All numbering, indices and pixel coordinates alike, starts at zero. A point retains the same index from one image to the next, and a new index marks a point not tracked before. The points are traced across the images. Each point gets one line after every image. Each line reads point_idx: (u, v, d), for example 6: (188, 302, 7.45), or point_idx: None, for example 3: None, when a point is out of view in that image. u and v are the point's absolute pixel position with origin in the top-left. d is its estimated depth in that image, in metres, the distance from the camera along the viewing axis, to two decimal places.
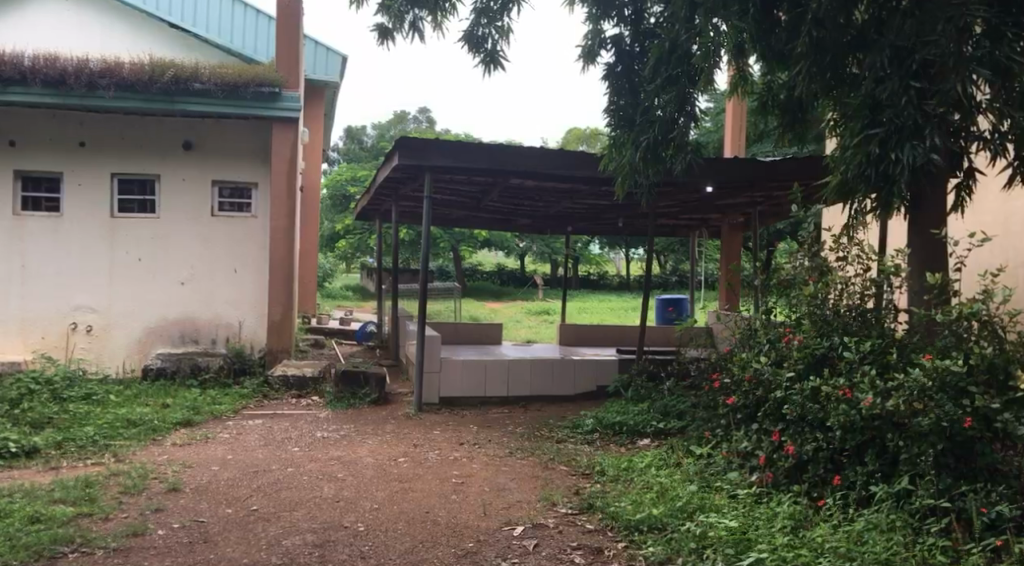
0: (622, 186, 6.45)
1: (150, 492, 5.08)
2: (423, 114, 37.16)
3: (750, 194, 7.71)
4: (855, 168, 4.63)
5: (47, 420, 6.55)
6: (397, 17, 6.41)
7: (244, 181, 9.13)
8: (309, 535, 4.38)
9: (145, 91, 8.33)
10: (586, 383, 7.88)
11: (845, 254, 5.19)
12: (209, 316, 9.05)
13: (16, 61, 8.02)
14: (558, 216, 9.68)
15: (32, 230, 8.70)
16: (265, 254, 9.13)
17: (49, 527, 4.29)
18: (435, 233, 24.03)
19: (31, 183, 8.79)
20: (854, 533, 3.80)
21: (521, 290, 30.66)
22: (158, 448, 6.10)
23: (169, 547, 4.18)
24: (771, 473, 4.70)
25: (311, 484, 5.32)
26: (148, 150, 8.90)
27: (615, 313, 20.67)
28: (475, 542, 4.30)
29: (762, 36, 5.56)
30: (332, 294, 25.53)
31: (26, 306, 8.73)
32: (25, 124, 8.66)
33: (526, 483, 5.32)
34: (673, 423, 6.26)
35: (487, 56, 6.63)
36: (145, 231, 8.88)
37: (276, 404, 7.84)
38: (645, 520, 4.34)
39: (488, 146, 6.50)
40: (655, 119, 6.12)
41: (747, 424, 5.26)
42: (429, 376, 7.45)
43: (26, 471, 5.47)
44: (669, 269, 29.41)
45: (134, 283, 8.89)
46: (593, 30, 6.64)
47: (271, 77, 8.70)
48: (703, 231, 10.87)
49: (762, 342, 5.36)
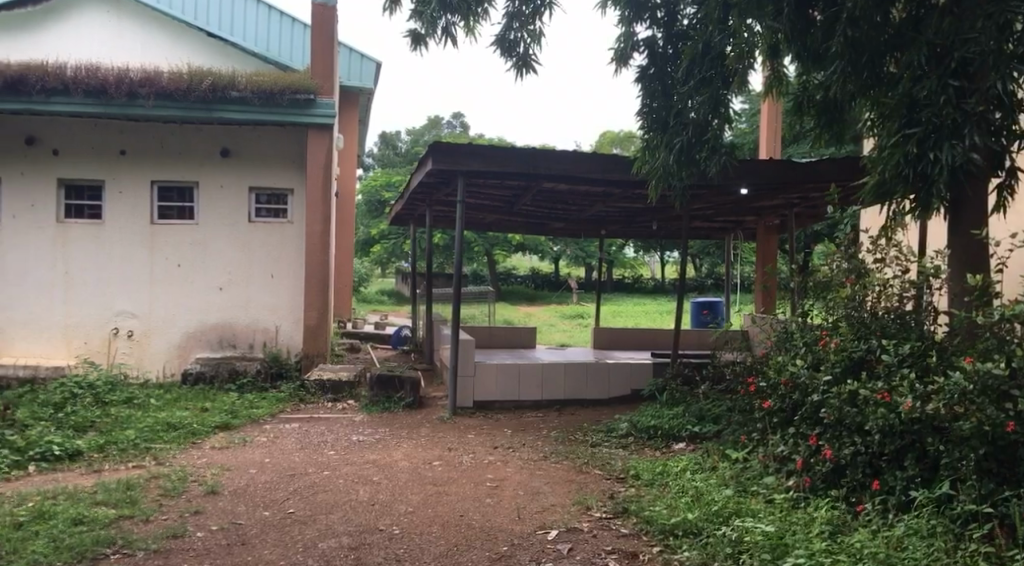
0: (655, 189, 6.49)
1: (189, 494, 5.17)
2: (457, 119, 37.53)
3: (786, 196, 7.62)
4: (891, 169, 4.60)
5: (90, 423, 6.66)
6: (430, 23, 6.31)
7: (282, 186, 9.21)
8: (345, 538, 4.42)
9: (184, 100, 8.40)
10: (620, 386, 7.83)
11: (884, 256, 5.32)
12: (246, 321, 9.14)
13: (60, 72, 8.16)
14: (592, 220, 9.67)
15: (75, 237, 8.87)
16: (299, 258, 9.20)
17: (91, 529, 4.38)
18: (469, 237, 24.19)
19: (74, 192, 8.97)
20: (893, 539, 3.78)
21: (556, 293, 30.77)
22: (198, 452, 6.18)
23: (207, 549, 4.25)
24: (809, 478, 4.68)
25: (346, 488, 5.37)
26: (187, 157, 9.01)
27: (651, 317, 20.62)
28: (509, 546, 4.30)
29: (797, 36, 5.48)
30: (367, 300, 25.79)
31: (70, 312, 8.91)
32: (67, 133, 8.82)
33: (560, 488, 5.33)
34: (709, 428, 6.19)
35: (519, 60, 6.58)
36: (184, 236, 9.02)
37: (312, 408, 7.88)
38: (680, 525, 4.33)
39: (521, 149, 6.50)
40: (689, 122, 6.12)
41: (783, 428, 5.25)
42: (463, 379, 7.46)
43: (69, 474, 5.58)
44: (704, 272, 29.41)
45: (173, 288, 9.02)
46: (625, 32, 6.46)
47: (306, 84, 8.72)
48: (738, 234, 10.79)
49: (798, 346, 5.45)
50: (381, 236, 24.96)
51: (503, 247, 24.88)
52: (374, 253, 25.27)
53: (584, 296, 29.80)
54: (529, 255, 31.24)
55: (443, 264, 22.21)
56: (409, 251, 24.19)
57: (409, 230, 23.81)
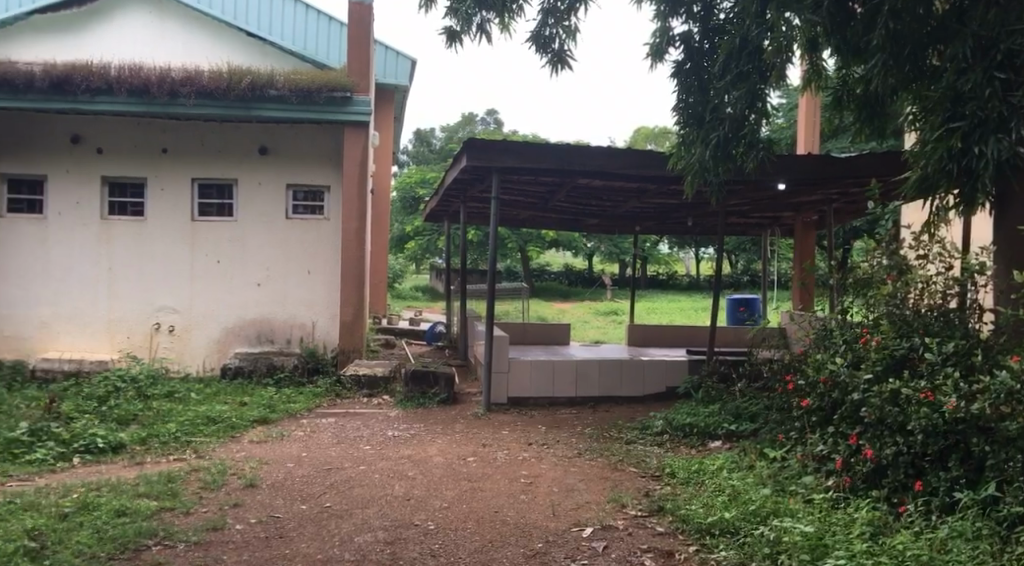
0: (691, 185, 6.42)
1: (228, 487, 5.24)
2: (492, 116, 37.60)
3: (824, 191, 7.50)
4: (934, 163, 4.49)
5: (133, 417, 6.79)
6: (465, 20, 6.32)
7: (318, 183, 9.31)
8: (380, 532, 4.44)
9: (223, 98, 8.54)
10: (655, 383, 7.77)
11: (926, 252, 5.23)
12: (283, 317, 9.25)
13: (104, 72, 8.33)
14: (627, 216, 9.62)
15: (118, 234, 9.05)
16: (335, 255, 9.28)
17: (134, 521, 4.46)
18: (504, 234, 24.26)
19: (117, 189, 9.16)
20: (936, 542, 3.70)
21: (591, 290, 30.73)
22: (237, 445, 6.26)
23: (246, 542, 4.30)
24: (849, 478, 4.59)
25: (381, 482, 5.41)
26: (226, 156, 9.15)
27: (688, 313, 20.51)
28: (544, 543, 4.29)
29: (837, 28, 5.39)
30: (404, 297, 26.03)
31: (113, 308, 9.07)
32: (111, 132, 9.01)
33: (594, 485, 5.31)
34: (745, 426, 6.11)
35: (554, 55, 6.56)
36: (223, 234, 9.16)
37: (348, 403, 7.95)
38: (717, 524, 4.28)
39: (556, 145, 6.49)
40: (724, 117, 6.05)
41: (822, 427, 5.17)
42: (497, 376, 7.47)
43: (112, 466, 5.69)
44: (741, 269, 29.14)
45: (211, 285, 9.16)
46: (661, 27, 6.42)
47: (343, 81, 8.81)
48: (775, 230, 10.65)
49: (838, 343, 5.38)
50: (416, 234, 25.14)
51: (538, 244, 24.91)
52: (409, 250, 25.51)
53: (619, 293, 29.71)
54: (564, 253, 31.23)
55: (478, 261, 22.29)
56: (444, 248, 24.34)
57: (444, 228, 23.96)
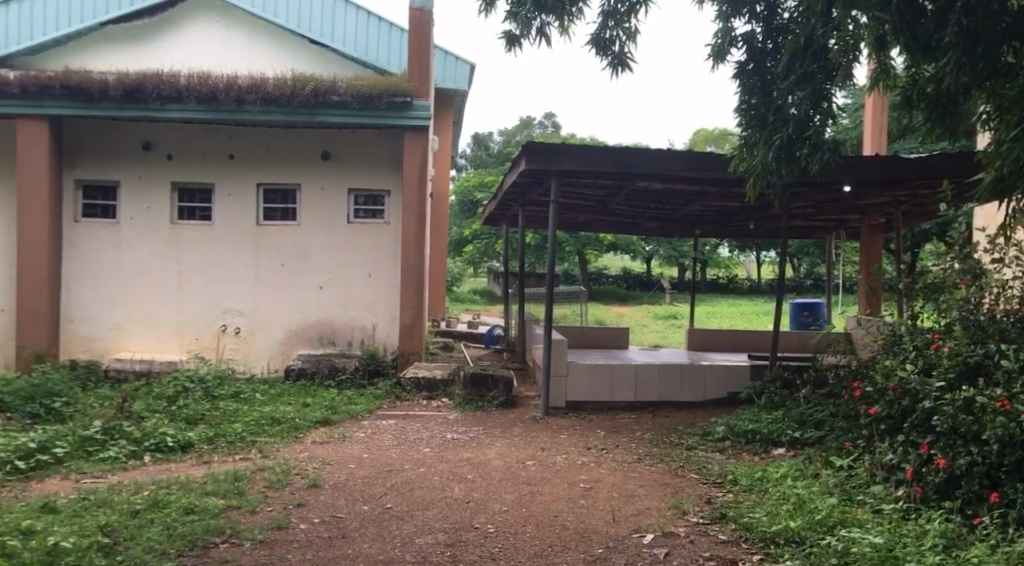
0: (754, 187, 6.31)
1: (292, 487, 5.32)
2: (549, 119, 37.64)
3: (892, 193, 7.30)
4: (1010, 164, 4.32)
5: (201, 416, 6.96)
6: (524, 23, 6.35)
7: (378, 188, 9.43)
8: (441, 535, 4.46)
9: (289, 105, 8.71)
10: (716, 389, 7.65)
11: (1001, 255, 5.06)
12: (344, 320, 9.38)
13: (174, 80, 8.54)
14: (687, 219, 9.51)
15: (186, 238, 9.29)
16: (395, 259, 9.38)
17: (202, 518, 4.56)
18: (561, 237, 24.29)
19: (186, 194, 9.41)
20: (1014, 556, 3.56)
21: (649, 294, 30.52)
22: (301, 446, 6.37)
23: (309, 541, 4.36)
24: (920, 488, 4.45)
25: (441, 485, 5.43)
26: (290, 161, 9.33)
27: (752, 317, 20.20)
28: (604, 549, 4.26)
29: (907, 27, 5.18)
30: (462, 299, 26.30)
31: (181, 310, 9.30)
32: (180, 139, 9.26)
33: (655, 491, 5.25)
34: (811, 433, 5.98)
35: (614, 58, 6.52)
36: (287, 237, 9.33)
37: (408, 405, 8.01)
38: (782, 533, 4.20)
39: (616, 148, 6.45)
40: (788, 118, 5.93)
41: (892, 435, 5.03)
42: (556, 379, 7.45)
43: (181, 464, 5.83)
44: (804, 273, 28.58)
45: (274, 287, 9.34)
46: (723, 28, 6.33)
47: (404, 87, 8.85)
48: (841, 233, 10.40)
49: (908, 350, 5.27)
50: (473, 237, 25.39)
51: (595, 247, 24.86)
52: (466, 253, 25.81)
53: (677, 297, 29.44)
54: (621, 256, 31.08)
55: (535, 264, 22.35)
56: (500, 251, 24.49)
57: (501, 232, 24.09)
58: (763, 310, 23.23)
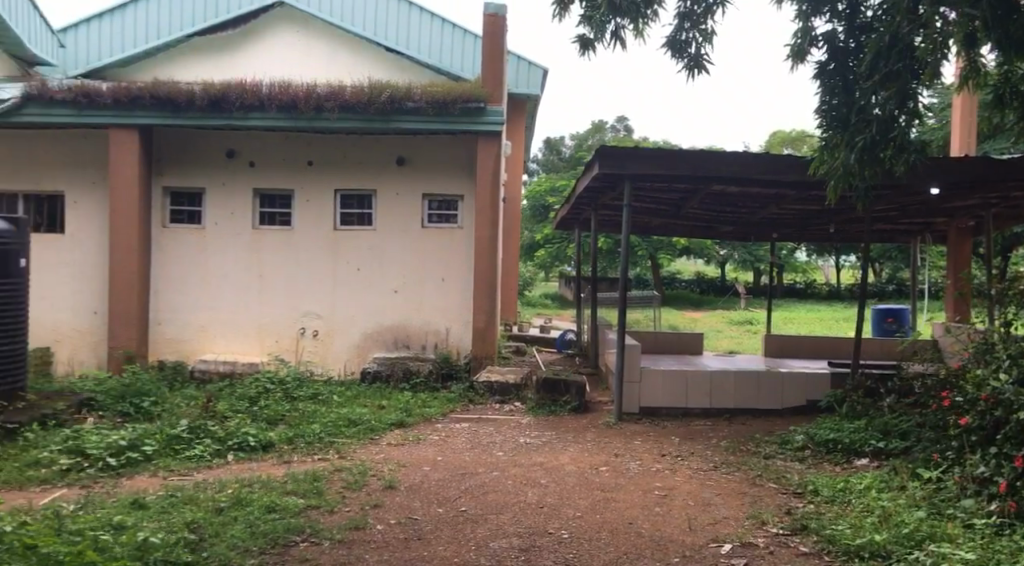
0: (835, 191, 6.12)
1: (369, 488, 5.40)
2: (621, 122, 37.48)
3: (983, 195, 7.02)
4: None
5: (281, 417, 7.13)
6: (598, 27, 6.29)
7: (452, 193, 9.52)
8: (515, 539, 4.46)
9: (366, 112, 8.87)
10: (795, 397, 7.48)
11: None
12: (419, 323, 9.51)
13: (257, 89, 8.76)
14: (763, 223, 9.34)
15: (268, 243, 9.53)
16: (467, 264, 9.46)
17: (283, 517, 4.67)
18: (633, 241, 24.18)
19: (267, 200, 9.67)
20: None
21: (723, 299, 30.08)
22: (377, 447, 6.46)
23: (387, 542, 4.41)
24: (1014, 503, 4.24)
25: (515, 489, 5.43)
26: (367, 167, 9.50)
27: (837, 323, 19.70)
28: (681, 557, 4.19)
29: (999, 22, 5.04)
30: (534, 303, 26.44)
31: (263, 313, 9.55)
32: (262, 147, 9.52)
33: (733, 500, 5.15)
34: (896, 444, 5.77)
35: (690, 60, 6.44)
36: (363, 242, 9.50)
37: (480, 409, 8.06)
38: (867, 546, 4.06)
39: (691, 152, 6.38)
40: (871, 119, 5.70)
41: (984, 447, 4.81)
42: (629, 385, 7.40)
43: (262, 463, 5.99)
44: (885, 278, 27.71)
45: (351, 291, 9.51)
46: (802, 28, 6.14)
47: (477, 92, 8.88)
48: (926, 237, 10.04)
49: (1001, 358, 5.04)
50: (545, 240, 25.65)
51: (667, 252, 24.66)
52: (539, 257, 26.08)
53: (752, 301, 28.94)
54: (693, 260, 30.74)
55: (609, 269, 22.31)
56: (570, 256, 24.54)
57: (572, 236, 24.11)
58: (846, 316, 22.62)
